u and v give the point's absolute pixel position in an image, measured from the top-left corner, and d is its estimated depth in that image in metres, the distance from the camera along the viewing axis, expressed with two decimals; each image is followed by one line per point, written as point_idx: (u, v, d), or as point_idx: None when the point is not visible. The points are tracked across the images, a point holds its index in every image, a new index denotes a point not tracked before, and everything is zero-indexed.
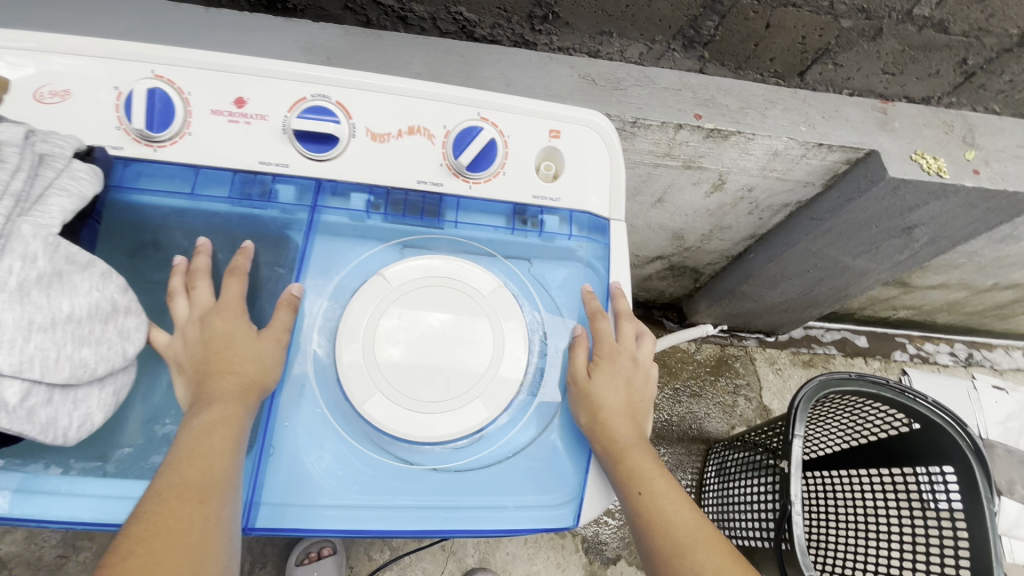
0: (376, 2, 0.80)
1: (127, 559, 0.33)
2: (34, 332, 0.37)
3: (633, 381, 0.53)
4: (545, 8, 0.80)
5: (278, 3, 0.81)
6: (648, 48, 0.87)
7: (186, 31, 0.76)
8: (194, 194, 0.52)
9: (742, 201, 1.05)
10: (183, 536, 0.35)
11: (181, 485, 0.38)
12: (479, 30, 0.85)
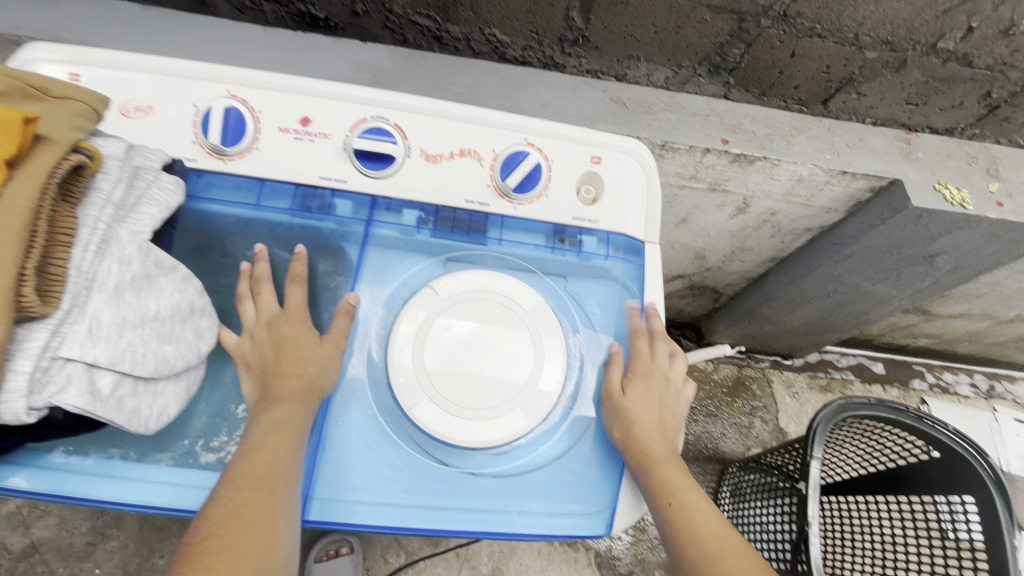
0: (414, 21, 0.83)
1: (208, 539, 0.38)
2: (127, 329, 0.40)
3: (665, 398, 0.56)
4: (577, 32, 0.83)
5: (321, 20, 0.84)
6: (674, 73, 0.90)
7: (243, 49, 0.81)
8: (259, 205, 0.56)
9: (765, 224, 1.07)
10: (252, 527, 0.39)
11: (248, 479, 0.41)
12: (511, 52, 0.88)
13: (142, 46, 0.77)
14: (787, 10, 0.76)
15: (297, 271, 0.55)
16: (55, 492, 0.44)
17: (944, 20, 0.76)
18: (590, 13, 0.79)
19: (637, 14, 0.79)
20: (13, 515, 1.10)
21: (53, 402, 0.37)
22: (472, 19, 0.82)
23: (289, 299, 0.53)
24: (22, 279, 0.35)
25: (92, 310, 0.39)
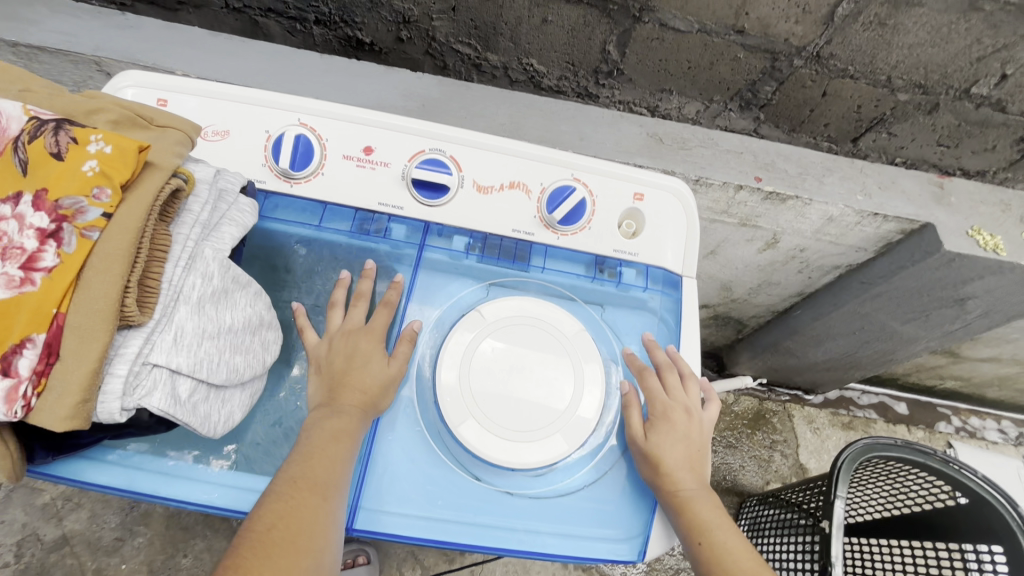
0: (455, 49, 0.89)
1: (271, 529, 0.40)
2: (205, 338, 0.44)
3: (691, 435, 0.55)
4: (611, 65, 0.87)
5: (365, 46, 0.90)
6: (705, 106, 0.93)
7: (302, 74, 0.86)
8: (320, 226, 0.60)
9: (793, 259, 1.08)
10: (307, 526, 0.41)
11: (304, 482, 0.43)
12: (547, 80, 0.92)
13: (208, 73, 0.81)
14: (821, 51, 0.79)
15: (388, 297, 0.57)
16: (127, 488, 0.48)
17: (978, 66, 0.77)
18: (626, 48, 0.84)
19: (671, 49, 0.83)
20: (47, 506, 1.14)
21: (136, 404, 0.40)
22: (511, 49, 0.87)
23: (375, 319, 0.55)
24: (123, 291, 0.38)
25: (178, 320, 0.42)
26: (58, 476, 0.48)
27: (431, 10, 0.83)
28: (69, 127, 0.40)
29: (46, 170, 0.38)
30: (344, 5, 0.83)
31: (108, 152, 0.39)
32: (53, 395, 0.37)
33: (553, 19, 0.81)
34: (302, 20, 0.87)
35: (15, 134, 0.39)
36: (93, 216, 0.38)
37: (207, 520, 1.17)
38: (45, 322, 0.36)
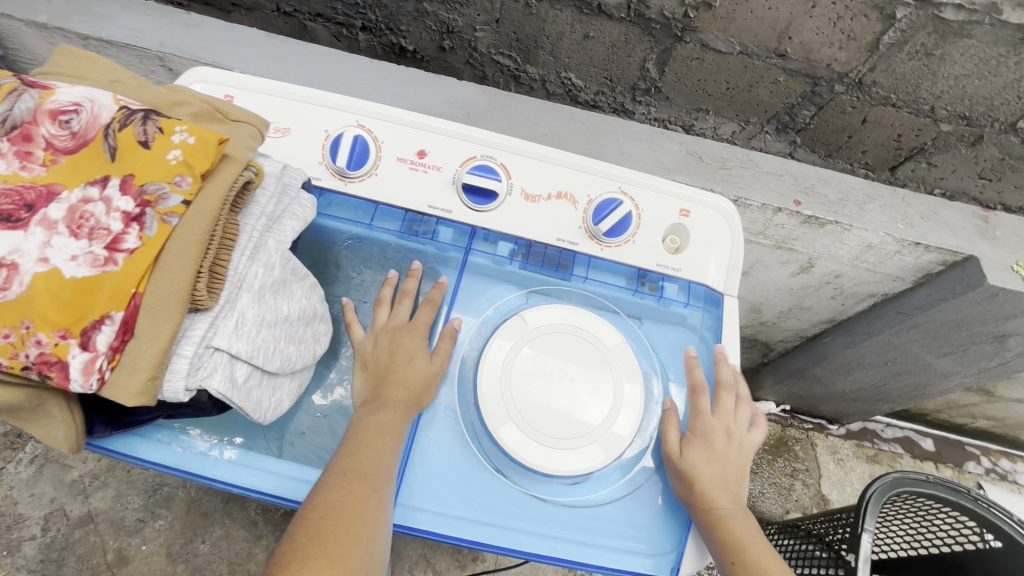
0: (496, 61, 0.92)
1: (325, 517, 0.41)
2: (264, 326, 0.45)
3: (729, 456, 0.54)
4: (649, 82, 0.88)
5: (408, 53, 0.94)
6: (741, 127, 0.94)
7: (348, 73, 0.85)
8: (371, 225, 0.61)
9: (827, 285, 1.06)
10: (359, 515, 0.42)
11: (354, 473, 0.44)
12: (583, 95, 0.94)
13: (261, 72, 0.82)
14: (863, 78, 0.78)
15: (432, 295, 0.59)
16: (175, 466, 0.49)
17: None
18: (665, 66, 0.85)
19: (710, 70, 0.84)
20: (75, 483, 1.17)
21: (198, 386, 0.41)
22: (550, 63, 0.89)
23: (419, 316, 0.57)
24: (195, 276, 0.40)
25: (240, 308, 0.43)
26: (112, 451, 0.49)
27: (474, 22, 0.85)
28: (155, 118, 0.42)
29: (133, 157, 0.41)
30: (390, 14, 0.87)
31: (190, 143, 0.41)
32: (126, 370, 0.38)
33: (594, 35, 0.82)
34: (348, 27, 0.91)
35: (107, 122, 0.42)
36: (174, 202, 0.40)
37: (226, 507, 1.18)
38: (124, 301, 0.38)
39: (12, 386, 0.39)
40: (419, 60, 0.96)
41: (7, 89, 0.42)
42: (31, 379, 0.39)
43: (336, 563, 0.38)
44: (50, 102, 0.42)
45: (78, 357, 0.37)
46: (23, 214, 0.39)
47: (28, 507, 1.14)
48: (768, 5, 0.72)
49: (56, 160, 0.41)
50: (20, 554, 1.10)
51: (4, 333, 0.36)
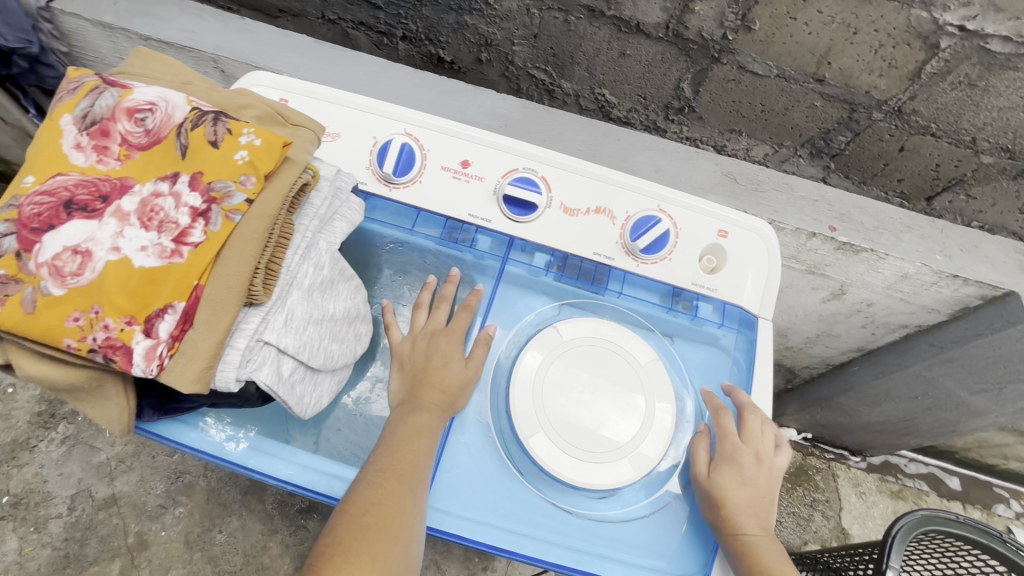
0: (531, 75, 0.93)
1: (365, 515, 0.43)
2: (311, 323, 0.46)
3: (758, 481, 0.54)
4: (683, 102, 0.89)
5: (446, 64, 0.96)
6: (774, 150, 0.94)
7: (388, 78, 0.87)
8: (412, 231, 0.63)
9: (859, 313, 1.04)
10: (397, 513, 0.43)
11: (392, 472, 0.46)
12: (616, 110, 0.95)
13: (308, 76, 0.84)
14: (903, 106, 0.78)
15: (469, 302, 0.60)
16: (214, 454, 0.51)
17: None
18: (701, 86, 0.85)
19: (746, 92, 0.84)
20: (102, 465, 1.20)
21: (247, 378, 0.43)
22: (585, 79, 0.90)
23: (456, 321, 0.58)
24: (253, 272, 0.42)
25: (290, 305, 0.45)
26: (157, 435, 0.51)
27: (513, 36, 0.87)
28: (225, 119, 0.45)
29: (202, 156, 0.43)
30: (431, 25, 0.89)
31: (257, 145, 0.43)
32: (183, 359, 0.40)
33: (631, 52, 0.83)
34: (389, 36, 0.94)
35: (180, 122, 0.44)
36: (238, 200, 0.42)
37: (244, 499, 1.20)
38: (186, 292, 0.40)
39: (76, 367, 0.41)
40: (456, 71, 0.98)
41: (90, 87, 0.45)
42: (95, 362, 0.41)
43: (376, 559, 0.41)
44: (128, 100, 0.44)
45: (141, 343, 0.39)
46: (98, 205, 0.41)
47: (56, 486, 1.17)
48: (809, 30, 0.71)
49: (130, 156, 0.43)
50: (47, 531, 1.13)
51: (76, 317, 0.39)
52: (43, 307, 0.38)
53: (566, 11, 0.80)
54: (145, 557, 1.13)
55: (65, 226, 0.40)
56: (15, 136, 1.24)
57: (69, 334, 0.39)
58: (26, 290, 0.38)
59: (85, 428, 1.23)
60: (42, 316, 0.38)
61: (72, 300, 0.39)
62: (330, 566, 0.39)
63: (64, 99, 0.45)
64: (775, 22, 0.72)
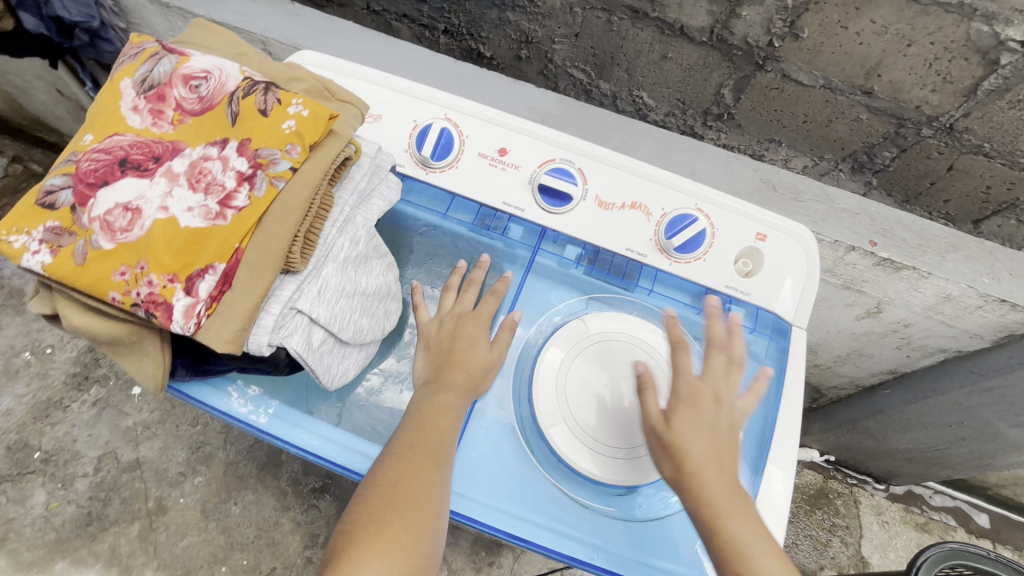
0: (569, 74, 0.93)
1: (396, 487, 0.44)
2: (343, 296, 0.47)
3: (718, 422, 0.49)
4: (723, 108, 0.87)
5: (485, 58, 0.96)
6: (813, 163, 0.91)
7: (428, 67, 0.86)
8: (445, 215, 0.64)
9: (893, 333, 0.97)
10: (427, 488, 0.44)
11: (420, 448, 0.46)
12: (653, 114, 0.94)
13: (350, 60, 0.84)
14: (954, 123, 0.75)
15: (497, 287, 0.61)
16: (240, 418, 0.52)
17: None
18: (742, 93, 0.83)
19: (788, 101, 0.82)
20: (129, 430, 1.24)
21: (279, 344, 0.43)
22: (623, 80, 0.89)
23: (480, 304, 0.59)
24: (292, 239, 0.43)
25: (325, 276, 0.46)
26: (186, 396, 0.52)
27: (554, 34, 0.86)
28: (275, 89, 0.46)
29: (252, 123, 0.44)
30: (473, 20, 0.90)
31: (304, 116, 0.45)
32: (220, 319, 0.41)
33: (672, 56, 0.82)
34: (431, 29, 0.95)
35: (232, 90, 0.45)
36: (283, 168, 0.43)
37: (260, 474, 1.22)
38: (227, 254, 0.41)
39: (117, 321, 0.43)
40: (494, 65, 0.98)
41: (150, 53, 0.46)
42: (136, 316, 0.42)
43: (409, 530, 0.42)
44: (184, 67, 0.46)
45: (181, 300, 0.40)
46: (151, 164, 0.42)
47: (84, 446, 1.21)
48: (859, 40, 0.69)
49: (182, 120, 0.44)
50: (74, 488, 1.17)
51: (122, 271, 0.40)
52: (93, 259, 0.40)
53: (609, 11, 0.79)
54: (163, 522, 1.16)
55: (119, 183, 0.41)
56: (70, 108, 1.29)
57: (115, 288, 0.40)
58: (79, 243, 0.40)
59: (115, 393, 1.27)
60: (91, 268, 0.40)
61: (120, 255, 0.40)
62: (366, 534, 0.41)
63: (125, 64, 0.47)
64: (825, 30, 0.70)
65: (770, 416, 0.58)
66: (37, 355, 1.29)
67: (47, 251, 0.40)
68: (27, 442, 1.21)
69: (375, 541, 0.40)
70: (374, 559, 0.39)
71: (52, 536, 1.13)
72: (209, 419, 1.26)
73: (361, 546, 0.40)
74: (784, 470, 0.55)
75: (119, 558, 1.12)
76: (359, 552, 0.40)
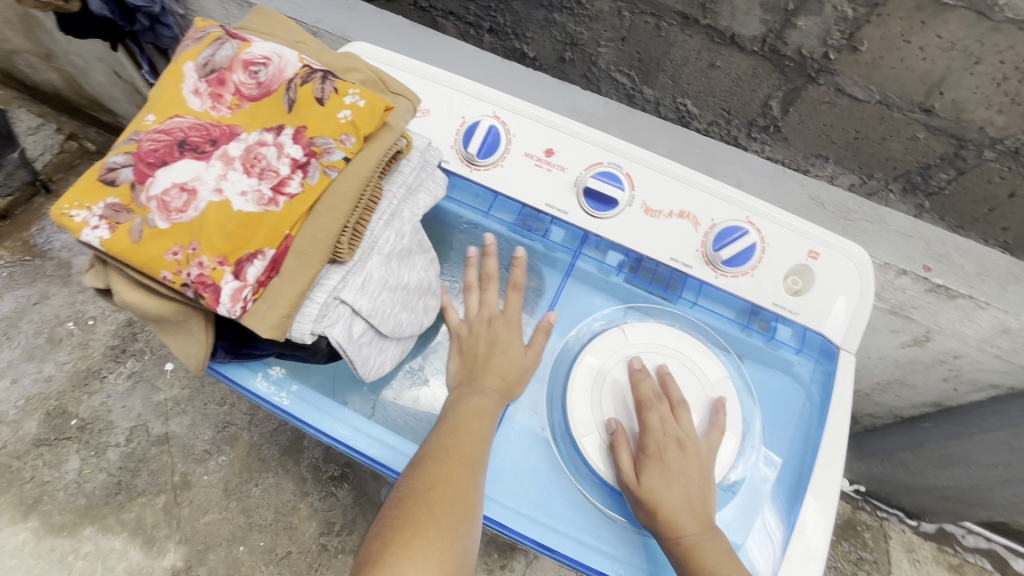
0: (613, 78, 0.88)
1: (432, 490, 0.44)
2: (385, 289, 0.47)
3: (687, 472, 0.50)
4: (770, 120, 0.82)
5: (528, 58, 0.93)
6: (863, 180, 0.85)
7: (474, 64, 0.85)
8: (488, 213, 0.64)
9: (940, 363, 0.90)
10: (462, 493, 0.45)
11: (455, 452, 0.47)
12: (696, 123, 0.88)
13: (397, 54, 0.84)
14: (1020, 147, 0.70)
15: (516, 279, 0.60)
16: (276, 404, 0.52)
17: None
18: (791, 106, 0.78)
19: (843, 116, 0.76)
20: (160, 404, 1.27)
21: (320, 333, 0.43)
22: (668, 87, 0.85)
23: (514, 305, 0.59)
24: (341, 230, 0.43)
25: (368, 268, 0.45)
26: (225, 377, 0.53)
27: (600, 37, 0.83)
28: (333, 79, 0.46)
29: (308, 111, 0.45)
30: (519, 20, 0.87)
31: (360, 106, 0.45)
32: (266, 304, 0.41)
33: (721, 65, 0.77)
34: (476, 27, 0.93)
35: (291, 77, 0.45)
36: (336, 158, 0.43)
37: (282, 458, 1.24)
38: (278, 240, 0.42)
39: (168, 300, 0.43)
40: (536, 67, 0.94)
41: (213, 38, 0.47)
42: (184, 296, 0.42)
43: (443, 536, 0.41)
44: (245, 52, 0.46)
45: (229, 283, 0.41)
46: (208, 147, 0.43)
47: (118, 417, 1.25)
48: (923, 56, 0.64)
49: (240, 105, 0.45)
50: (105, 457, 1.21)
51: (174, 251, 0.40)
52: (148, 237, 0.40)
53: (658, 16, 0.75)
54: (187, 497, 1.19)
55: (178, 164, 0.42)
56: (125, 90, 1.34)
57: (167, 266, 0.40)
58: (136, 221, 0.41)
59: (150, 367, 1.31)
60: (146, 246, 0.40)
61: (173, 234, 0.40)
62: (401, 538, 0.40)
63: (189, 47, 0.47)
64: (885, 44, 0.65)
65: (811, 443, 0.55)
66: (80, 326, 1.34)
67: (105, 227, 0.40)
68: (65, 409, 1.25)
69: (410, 546, 0.40)
70: (409, 565, 0.39)
71: (83, 501, 1.17)
72: (235, 400, 1.29)
73: (396, 550, 0.40)
74: (822, 501, 0.52)
75: (143, 529, 1.15)
76: (394, 556, 0.39)
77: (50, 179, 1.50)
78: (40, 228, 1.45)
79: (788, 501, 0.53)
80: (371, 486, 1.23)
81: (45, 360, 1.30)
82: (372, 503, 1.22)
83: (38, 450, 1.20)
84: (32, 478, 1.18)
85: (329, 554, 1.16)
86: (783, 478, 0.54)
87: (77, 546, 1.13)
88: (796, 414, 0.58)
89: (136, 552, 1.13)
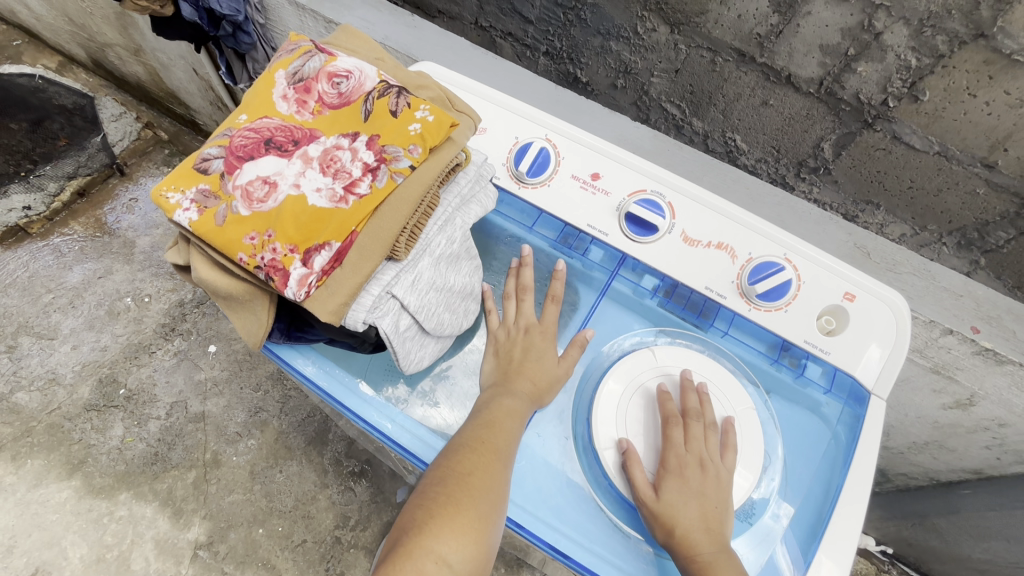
0: (663, 107, 0.89)
1: (472, 476, 0.47)
2: (433, 289, 0.50)
3: (707, 490, 0.51)
4: (821, 162, 0.81)
5: (581, 83, 0.95)
6: (913, 232, 0.84)
7: (528, 87, 0.88)
8: (530, 229, 0.67)
9: (984, 431, 0.86)
10: (495, 482, 0.47)
11: (488, 444, 0.49)
12: (744, 158, 0.88)
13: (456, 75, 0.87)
14: None
15: (556, 293, 0.63)
16: (321, 386, 0.57)
17: None
18: (844, 149, 0.78)
19: (895, 163, 0.75)
20: (200, 383, 1.34)
21: (372, 322, 0.46)
22: (717, 121, 0.85)
23: (547, 315, 0.61)
24: (400, 230, 0.47)
25: (419, 268, 0.49)
26: (277, 357, 0.57)
27: (654, 67, 0.84)
28: (406, 94, 0.50)
29: (382, 122, 0.49)
30: (575, 45, 0.90)
31: (429, 121, 0.48)
32: (328, 291, 0.45)
33: (774, 103, 0.78)
34: (533, 49, 0.96)
35: (369, 90, 0.50)
36: (403, 165, 0.47)
37: (307, 448, 1.28)
38: (344, 234, 0.45)
39: (240, 281, 0.47)
40: (588, 92, 0.97)
41: (304, 50, 0.52)
42: (256, 278, 0.47)
43: (481, 518, 0.45)
44: (331, 65, 0.51)
45: (298, 270, 0.44)
46: (290, 147, 0.47)
47: (162, 391, 1.33)
48: (988, 110, 0.63)
49: (322, 112, 0.49)
50: (146, 428, 1.28)
51: (252, 236, 0.45)
52: (230, 222, 0.45)
53: (714, 52, 0.76)
54: (215, 475, 1.24)
55: (263, 159, 0.46)
56: (201, 86, 1.43)
57: (244, 249, 0.45)
58: (221, 206, 0.46)
59: (194, 347, 1.39)
60: (228, 230, 0.45)
61: (253, 221, 0.45)
62: (442, 513, 0.44)
63: (283, 57, 0.52)
64: (949, 96, 0.64)
65: (833, 485, 0.54)
66: (136, 302, 1.43)
67: (195, 210, 0.46)
68: (115, 378, 1.33)
69: (453, 522, 0.43)
70: (451, 537, 0.43)
71: (122, 467, 1.24)
72: (269, 387, 1.35)
73: (440, 522, 0.43)
74: (837, 562, 0.50)
75: (173, 500, 1.21)
76: (435, 529, 0.43)
77: (125, 163, 1.62)
78: (111, 208, 1.56)
79: (803, 542, 0.53)
80: (389, 485, 1.26)
81: (103, 331, 1.39)
82: (388, 501, 1.25)
83: (88, 414, 1.29)
84: (79, 440, 1.26)
85: (343, 547, 1.20)
86: (799, 518, 0.54)
87: (113, 509, 1.20)
88: (820, 453, 0.57)
89: (164, 521, 1.19)
